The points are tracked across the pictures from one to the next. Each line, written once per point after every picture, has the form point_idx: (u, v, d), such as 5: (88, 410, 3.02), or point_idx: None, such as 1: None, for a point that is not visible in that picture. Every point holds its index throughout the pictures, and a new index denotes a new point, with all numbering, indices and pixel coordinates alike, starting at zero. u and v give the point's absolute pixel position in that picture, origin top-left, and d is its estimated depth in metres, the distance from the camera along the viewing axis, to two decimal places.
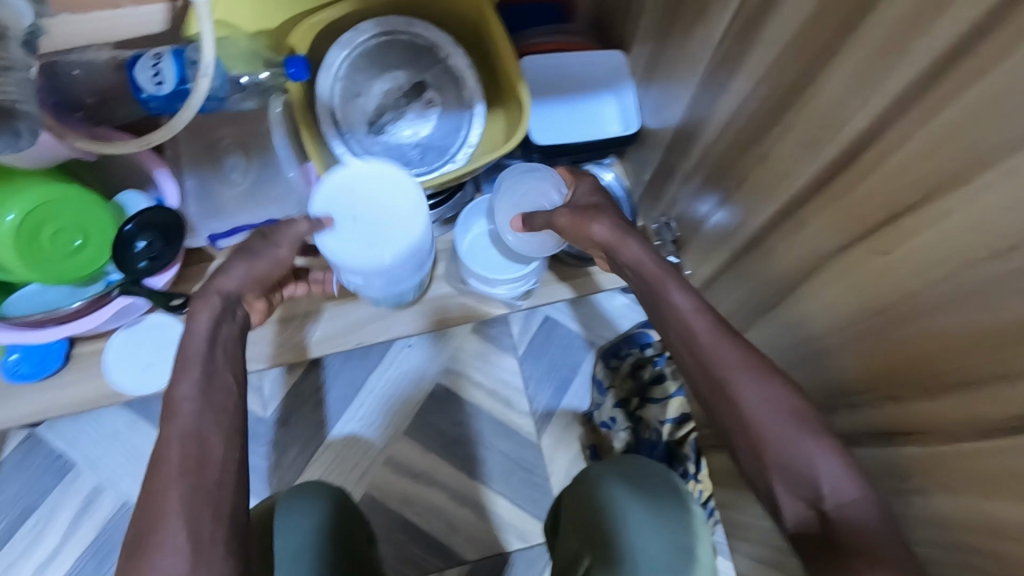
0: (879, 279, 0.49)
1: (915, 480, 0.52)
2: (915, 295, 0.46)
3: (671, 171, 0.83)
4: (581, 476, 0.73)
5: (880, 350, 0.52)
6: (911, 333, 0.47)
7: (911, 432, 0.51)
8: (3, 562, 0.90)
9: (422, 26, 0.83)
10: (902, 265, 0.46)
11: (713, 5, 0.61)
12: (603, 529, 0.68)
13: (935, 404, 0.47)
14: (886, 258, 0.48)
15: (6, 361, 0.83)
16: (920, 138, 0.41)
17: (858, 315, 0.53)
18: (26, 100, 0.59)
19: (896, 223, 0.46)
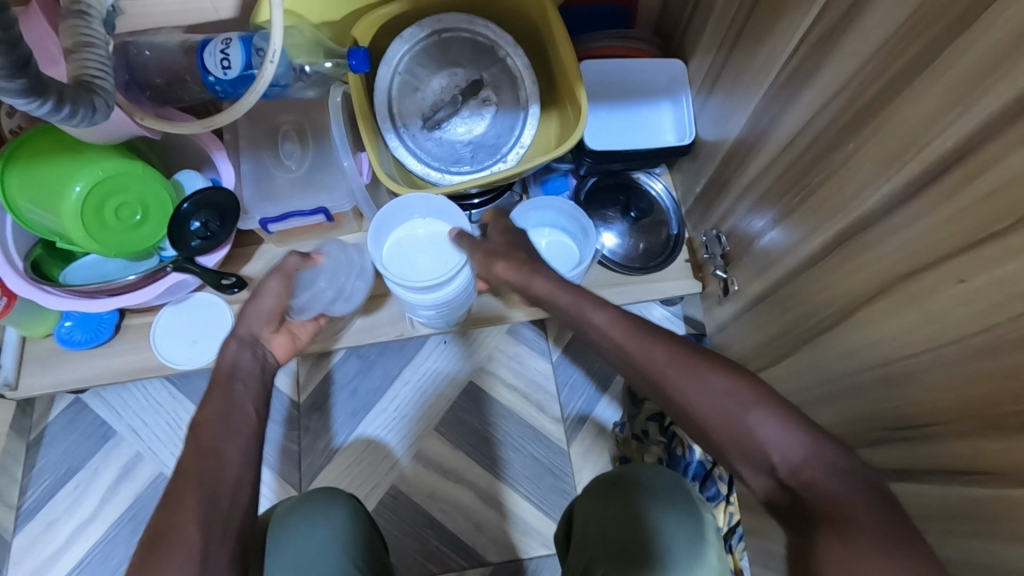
0: (951, 308, 0.47)
1: (987, 522, 0.48)
2: (991, 328, 0.44)
3: (725, 185, 0.81)
4: (597, 486, 0.70)
5: (945, 381, 0.49)
6: (986, 366, 0.45)
7: (972, 471, 0.49)
8: (45, 520, 0.93)
9: (484, 25, 0.83)
10: (976, 298, 0.44)
11: (789, 17, 0.60)
12: (614, 540, 0.64)
13: (1001, 442, 0.45)
14: (961, 286, 0.45)
15: (60, 327, 0.86)
16: (1013, 161, 0.39)
17: (923, 346, 0.51)
18: (106, 76, 0.62)
19: (975, 250, 0.43)
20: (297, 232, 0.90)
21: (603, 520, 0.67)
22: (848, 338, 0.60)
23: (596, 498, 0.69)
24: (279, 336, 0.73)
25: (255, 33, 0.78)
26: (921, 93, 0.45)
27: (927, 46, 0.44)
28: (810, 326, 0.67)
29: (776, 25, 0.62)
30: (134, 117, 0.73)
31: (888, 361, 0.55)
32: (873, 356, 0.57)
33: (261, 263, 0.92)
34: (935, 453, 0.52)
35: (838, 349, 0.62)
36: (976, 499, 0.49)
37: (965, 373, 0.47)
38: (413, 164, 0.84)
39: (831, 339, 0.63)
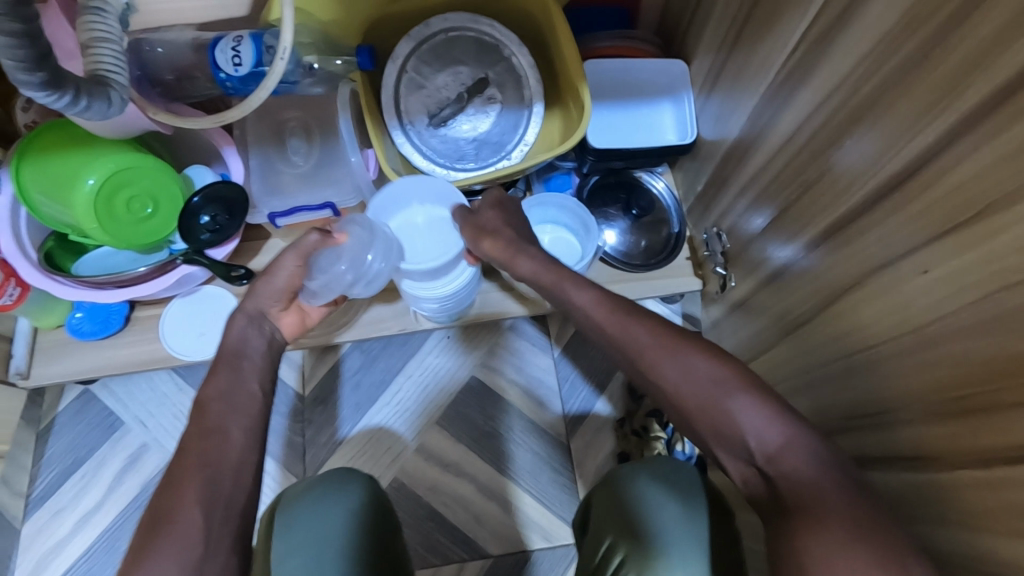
0: (916, 298, 0.48)
1: (928, 509, 0.49)
2: (948, 317, 0.45)
3: (724, 182, 0.82)
4: (613, 473, 0.70)
5: (902, 372, 0.51)
6: (940, 355, 0.46)
7: (914, 457, 0.50)
8: (53, 508, 0.95)
9: (489, 24, 0.84)
10: (938, 286, 0.46)
11: (786, 18, 0.61)
12: (636, 525, 0.65)
13: (949, 429, 0.46)
14: (926, 277, 0.47)
15: (71, 318, 0.88)
16: (985, 154, 0.40)
17: (887, 335, 0.52)
18: (120, 70, 0.63)
19: (942, 240, 0.45)
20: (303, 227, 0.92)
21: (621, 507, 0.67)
22: (824, 329, 0.61)
23: (618, 483, 0.69)
24: (288, 314, 0.69)
25: (267, 31, 0.80)
26: (910, 90, 0.47)
27: (916, 44, 0.45)
28: (792, 318, 0.68)
29: (774, 25, 0.64)
30: (147, 113, 0.75)
31: (855, 352, 0.57)
32: (845, 346, 0.58)
33: (267, 257, 0.93)
34: (885, 444, 0.54)
35: (814, 340, 0.63)
36: (915, 485, 0.50)
37: (925, 363, 0.48)
38: (418, 160, 0.85)
39: (810, 331, 0.64)
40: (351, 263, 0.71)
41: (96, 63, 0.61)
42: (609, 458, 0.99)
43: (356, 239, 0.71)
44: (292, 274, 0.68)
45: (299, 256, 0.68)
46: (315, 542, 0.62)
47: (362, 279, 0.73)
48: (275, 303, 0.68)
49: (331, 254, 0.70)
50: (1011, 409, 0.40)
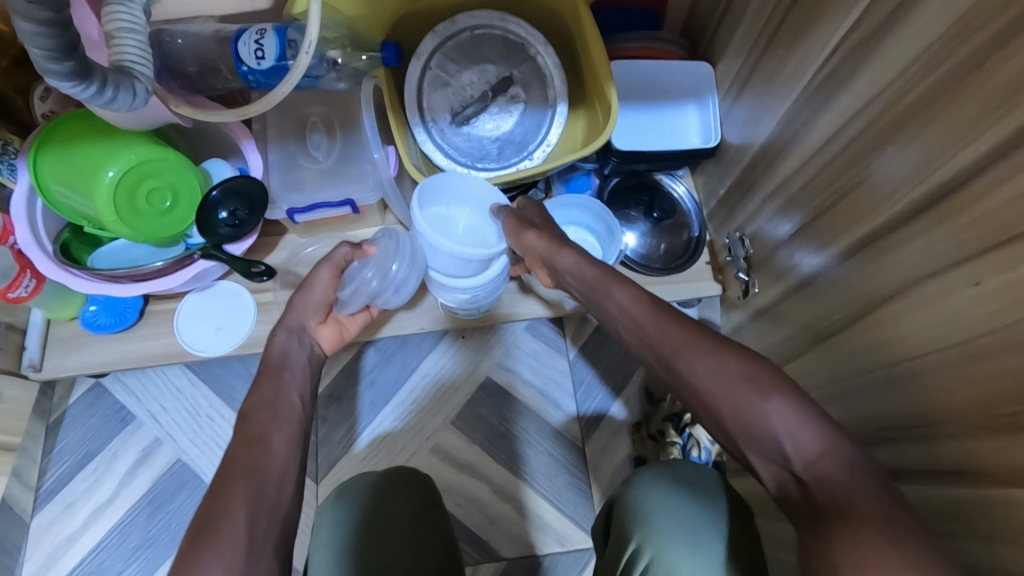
0: (967, 311, 0.47)
1: (975, 522, 0.48)
2: (1001, 330, 0.45)
3: (751, 187, 0.82)
4: (629, 480, 0.69)
5: (949, 383, 0.50)
6: (991, 368, 0.46)
7: (957, 471, 0.50)
8: (64, 501, 0.94)
9: (516, 22, 0.83)
10: (989, 300, 0.45)
11: (824, 23, 0.60)
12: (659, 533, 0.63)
13: (997, 443, 0.46)
14: (975, 289, 0.46)
15: (85, 311, 0.87)
16: None
17: (932, 346, 0.51)
18: (145, 62, 0.62)
19: (995, 253, 0.44)
20: (321, 223, 0.91)
21: (657, 502, 0.65)
22: (858, 339, 0.60)
23: (659, 473, 0.68)
24: (327, 327, 0.73)
25: (290, 24, 0.78)
26: (960, 100, 0.46)
27: (969, 53, 0.45)
28: (822, 326, 0.67)
29: (811, 30, 0.63)
30: (168, 104, 0.74)
31: (894, 362, 0.56)
32: (884, 356, 0.57)
33: (284, 253, 0.93)
34: (930, 455, 0.52)
35: (849, 349, 0.62)
36: (959, 500, 0.50)
37: (976, 378, 0.47)
38: (440, 159, 0.84)
39: (844, 340, 0.63)
40: (377, 272, 0.79)
41: (121, 54, 0.60)
42: (624, 462, 0.98)
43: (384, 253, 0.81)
44: (328, 285, 0.72)
45: (333, 268, 0.72)
46: (348, 529, 0.61)
47: (388, 288, 0.81)
48: (315, 315, 0.71)
49: (359, 264, 0.78)
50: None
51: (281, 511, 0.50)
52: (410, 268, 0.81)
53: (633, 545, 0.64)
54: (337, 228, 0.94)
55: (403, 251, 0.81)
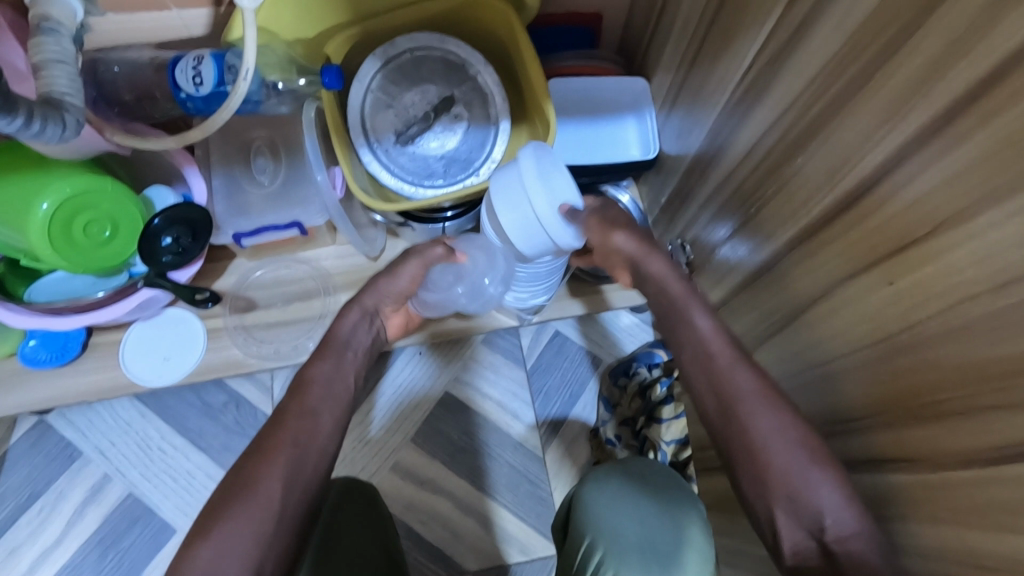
0: (883, 308, 0.50)
1: (902, 506, 0.51)
2: (913, 326, 0.47)
3: (688, 195, 0.85)
4: (585, 479, 0.71)
5: (872, 377, 0.52)
6: (907, 361, 0.48)
7: (893, 459, 0.51)
8: (8, 545, 0.91)
9: (455, 44, 0.85)
10: (899, 298, 0.48)
11: (741, 40, 0.64)
12: (609, 529, 0.65)
13: (924, 430, 0.47)
14: (889, 288, 0.49)
15: (24, 347, 0.84)
16: (931, 174, 0.43)
17: (854, 343, 0.54)
18: (75, 93, 0.62)
19: (899, 255, 0.47)
20: (270, 247, 0.92)
21: (618, 511, 0.67)
22: (795, 337, 0.63)
23: (624, 481, 0.69)
24: (398, 314, 0.78)
25: (227, 50, 0.78)
26: (858, 112, 0.49)
27: (862, 68, 0.48)
28: (764, 327, 0.70)
29: (732, 45, 0.66)
30: (105, 133, 0.73)
31: (826, 360, 0.59)
32: (817, 352, 0.60)
33: (233, 279, 0.93)
34: (861, 443, 0.55)
35: (790, 345, 0.65)
36: (889, 486, 0.52)
37: (894, 370, 0.50)
38: (386, 178, 0.85)
39: (782, 338, 0.66)
40: (469, 284, 0.82)
41: (51, 86, 0.60)
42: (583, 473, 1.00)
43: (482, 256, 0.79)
44: (412, 279, 0.74)
45: (422, 264, 0.74)
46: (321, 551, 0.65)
47: (476, 298, 0.87)
48: (391, 303, 0.74)
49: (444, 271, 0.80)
50: (986, 409, 0.41)
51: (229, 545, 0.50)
52: (501, 280, 0.82)
53: (598, 554, 0.64)
54: (287, 251, 0.94)
55: (497, 261, 0.79)
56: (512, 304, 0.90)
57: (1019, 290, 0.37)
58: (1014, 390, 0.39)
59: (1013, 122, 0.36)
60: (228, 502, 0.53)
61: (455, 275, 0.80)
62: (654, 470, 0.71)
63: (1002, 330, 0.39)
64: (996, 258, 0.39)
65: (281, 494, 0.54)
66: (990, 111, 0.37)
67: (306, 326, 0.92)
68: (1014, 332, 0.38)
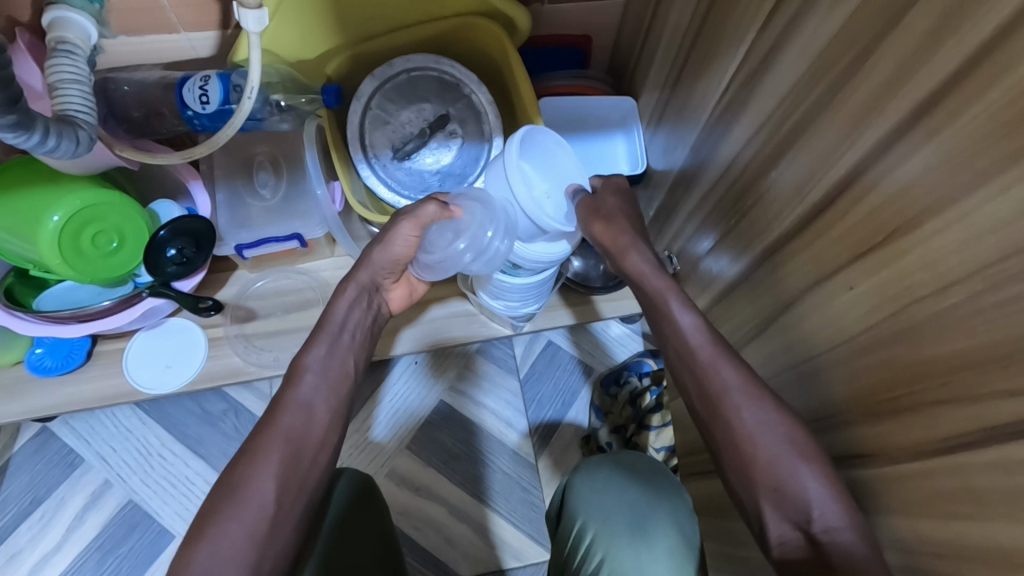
0: (847, 312, 0.53)
1: (872, 501, 0.53)
2: (872, 328, 0.50)
3: (674, 209, 0.88)
4: (578, 466, 0.73)
5: (841, 378, 0.55)
6: (870, 362, 0.51)
7: (856, 456, 0.54)
8: (9, 551, 0.92)
9: (450, 64, 0.88)
10: (861, 301, 0.51)
11: (718, 61, 0.68)
12: (598, 517, 0.67)
13: (882, 426, 0.50)
14: (850, 292, 0.52)
15: (31, 354, 0.87)
16: (886, 185, 0.46)
17: (825, 346, 0.57)
18: (88, 111, 0.65)
19: (860, 261, 0.50)
20: (269, 259, 0.95)
21: (609, 500, 0.69)
22: (774, 343, 0.66)
23: (615, 471, 0.71)
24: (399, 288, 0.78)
25: (233, 70, 0.82)
26: (821, 128, 0.52)
27: (824, 88, 0.51)
28: (744, 333, 0.73)
29: (710, 66, 0.70)
30: (113, 149, 0.76)
31: (798, 365, 0.62)
32: (792, 358, 0.63)
33: (234, 289, 0.96)
34: (831, 441, 0.58)
35: (769, 350, 0.68)
36: (857, 482, 0.55)
37: (858, 368, 0.52)
38: (383, 192, 0.88)
39: (764, 343, 0.68)
40: (470, 239, 0.73)
41: (64, 104, 0.63)
42: None
43: (477, 210, 0.74)
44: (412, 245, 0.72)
45: (416, 226, 0.72)
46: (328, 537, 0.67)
47: (482, 255, 0.75)
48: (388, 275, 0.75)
49: (437, 228, 0.74)
50: (933, 405, 0.44)
51: (225, 540, 0.52)
52: (507, 234, 0.75)
53: (589, 537, 0.67)
54: (285, 263, 0.97)
55: (498, 215, 0.74)
56: (502, 313, 0.94)
57: (961, 292, 0.41)
58: (960, 383, 0.42)
59: (950, 139, 0.40)
60: (224, 496, 0.55)
61: (453, 232, 0.74)
62: (643, 463, 0.73)
63: (951, 327, 0.42)
64: (941, 262, 0.42)
65: (275, 492, 0.56)
66: (931, 130, 0.41)
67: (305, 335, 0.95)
68: (962, 330, 0.41)
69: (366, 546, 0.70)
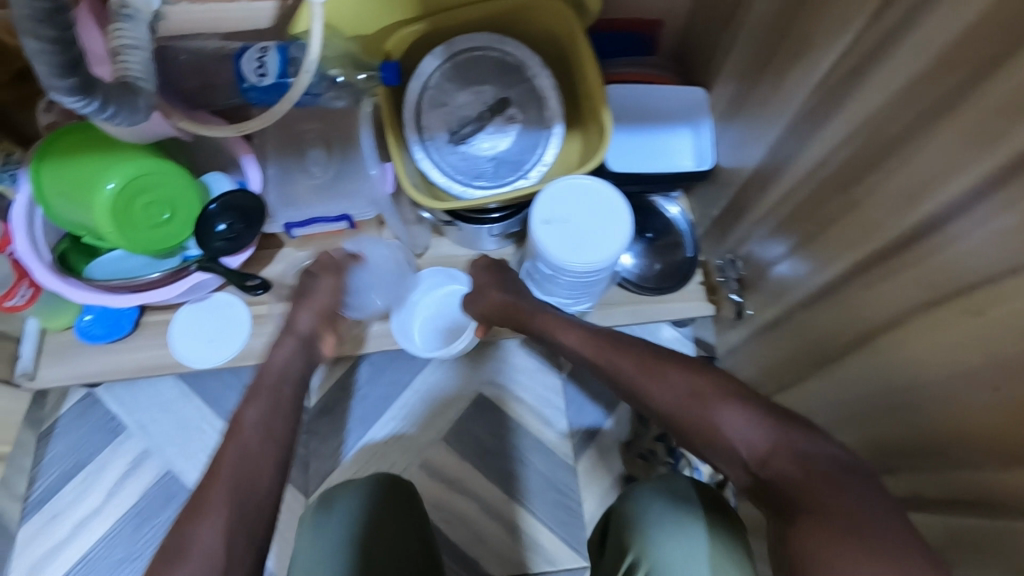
0: (968, 339, 0.48)
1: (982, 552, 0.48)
2: (1008, 362, 0.44)
3: (743, 210, 0.83)
4: (629, 491, 0.69)
5: (952, 414, 0.50)
6: (1002, 397, 0.45)
7: (976, 502, 0.49)
8: (52, 511, 0.94)
9: (514, 45, 0.84)
10: (993, 329, 0.45)
11: (815, 52, 0.62)
12: (653, 551, 0.63)
13: (1012, 475, 0.45)
14: (977, 319, 0.46)
15: (81, 321, 0.88)
16: None
17: (936, 375, 0.51)
18: (147, 78, 0.63)
19: (994, 285, 0.44)
20: (317, 238, 0.93)
21: (664, 534, 0.64)
22: (860, 364, 0.61)
23: (669, 500, 0.66)
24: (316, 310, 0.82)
25: (291, 43, 0.80)
26: (948, 129, 0.46)
27: (956, 85, 0.45)
28: (823, 352, 0.68)
29: (800, 58, 0.64)
30: (171, 119, 0.75)
31: (894, 392, 0.57)
32: (880, 384, 0.58)
33: (280, 266, 0.94)
34: (940, 482, 0.53)
35: (850, 371, 0.62)
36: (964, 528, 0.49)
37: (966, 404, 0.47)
38: (437, 177, 0.85)
39: (846, 364, 0.63)
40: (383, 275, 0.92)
41: (125, 70, 0.61)
42: (614, 484, 0.98)
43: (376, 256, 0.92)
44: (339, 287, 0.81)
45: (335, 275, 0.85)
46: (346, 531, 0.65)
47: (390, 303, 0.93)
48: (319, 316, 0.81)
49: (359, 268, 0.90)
50: None
51: None
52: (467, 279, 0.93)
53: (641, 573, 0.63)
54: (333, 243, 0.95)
55: (376, 252, 0.93)
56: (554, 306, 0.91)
57: None
58: None
59: None
60: None
61: (366, 272, 0.90)
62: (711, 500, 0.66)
63: None
64: None
65: None
66: None
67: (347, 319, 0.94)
68: None
69: (402, 552, 0.66)
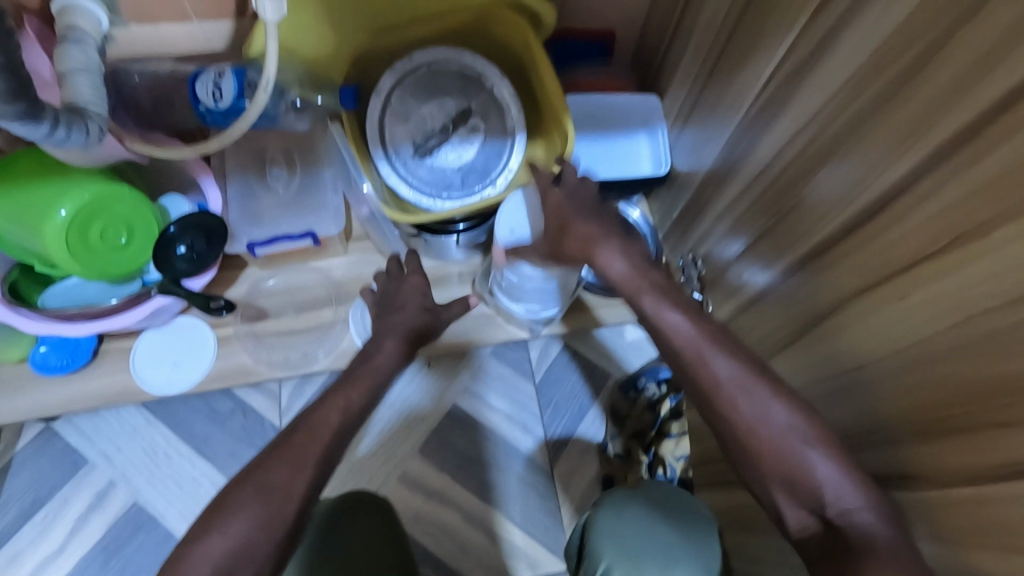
0: (896, 322, 0.50)
1: (914, 524, 0.51)
2: (924, 341, 0.48)
3: (701, 209, 0.85)
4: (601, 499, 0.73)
5: (887, 394, 0.53)
6: (923, 375, 0.48)
7: (902, 477, 0.52)
8: (10, 552, 0.90)
9: (472, 58, 0.86)
10: (915, 313, 0.48)
11: (759, 56, 0.65)
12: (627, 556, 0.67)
13: (930, 447, 0.48)
14: (902, 302, 0.49)
15: (34, 352, 0.84)
16: (952, 188, 0.43)
17: (871, 357, 0.54)
18: (98, 102, 0.62)
19: (918, 268, 0.47)
20: (282, 256, 0.92)
21: (638, 540, 0.68)
22: (811, 351, 0.63)
23: (643, 508, 0.70)
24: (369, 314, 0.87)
25: (248, 66, 0.80)
26: (880, 126, 0.49)
27: (882, 85, 0.49)
28: (776, 342, 0.70)
29: (746, 62, 0.67)
30: (124, 141, 0.74)
31: (837, 376, 0.59)
32: (832, 372, 0.60)
33: (244, 287, 0.93)
34: (874, 460, 0.55)
35: (804, 359, 0.65)
36: (899, 504, 0.52)
37: (909, 385, 0.50)
38: (405, 191, 0.85)
39: (800, 352, 0.65)
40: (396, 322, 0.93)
41: (74, 93, 0.60)
42: (591, 484, 0.99)
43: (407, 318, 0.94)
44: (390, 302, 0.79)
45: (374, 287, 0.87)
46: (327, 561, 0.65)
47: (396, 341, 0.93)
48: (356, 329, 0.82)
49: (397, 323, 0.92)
50: (993, 427, 0.43)
51: None
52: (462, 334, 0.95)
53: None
54: (299, 260, 0.94)
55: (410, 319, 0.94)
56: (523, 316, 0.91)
57: None
58: None
59: None
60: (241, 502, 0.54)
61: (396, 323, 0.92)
62: (683, 504, 0.71)
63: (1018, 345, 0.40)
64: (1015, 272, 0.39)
65: None
66: (1007, 131, 0.39)
67: (318, 335, 0.93)
68: None
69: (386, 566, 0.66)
